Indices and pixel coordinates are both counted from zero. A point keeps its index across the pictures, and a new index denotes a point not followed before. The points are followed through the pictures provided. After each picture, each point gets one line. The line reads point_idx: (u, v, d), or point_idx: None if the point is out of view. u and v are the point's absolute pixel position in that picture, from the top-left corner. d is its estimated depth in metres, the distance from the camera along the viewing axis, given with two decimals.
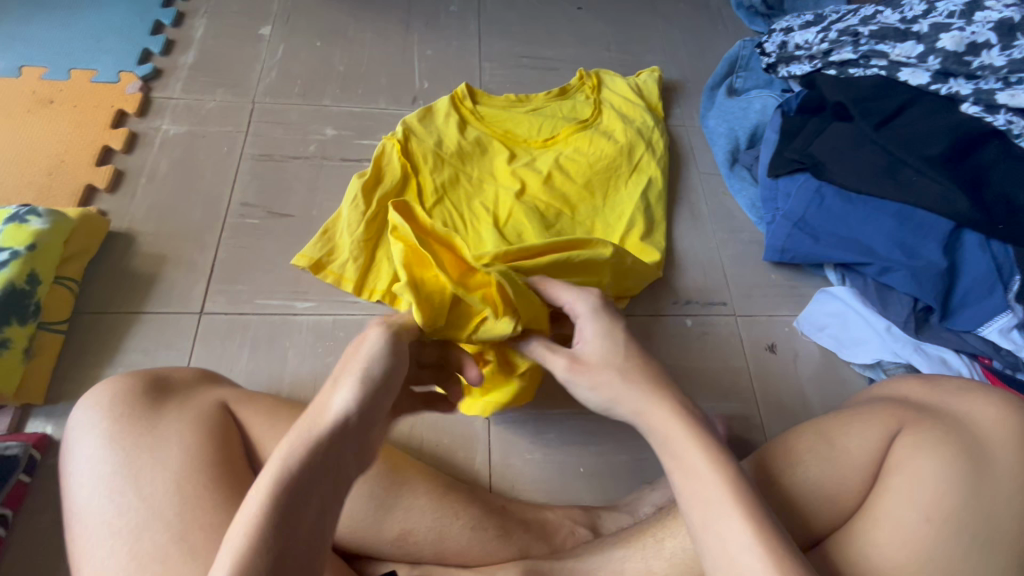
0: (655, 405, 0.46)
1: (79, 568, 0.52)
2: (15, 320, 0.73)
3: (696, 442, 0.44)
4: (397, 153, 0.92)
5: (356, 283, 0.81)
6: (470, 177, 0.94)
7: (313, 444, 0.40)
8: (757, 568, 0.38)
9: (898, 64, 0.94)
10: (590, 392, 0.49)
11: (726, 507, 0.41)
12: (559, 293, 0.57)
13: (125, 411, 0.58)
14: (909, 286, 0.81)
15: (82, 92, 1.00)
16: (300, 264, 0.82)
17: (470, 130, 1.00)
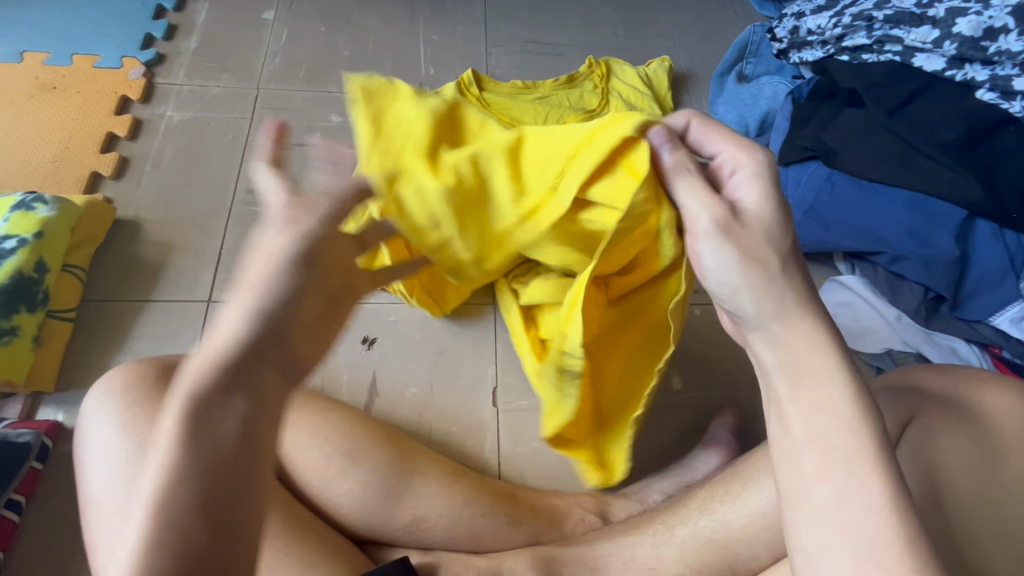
0: (799, 323, 0.42)
1: (95, 551, 0.53)
2: (24, 308, 0.73)
3: (842, 375, 0.40)
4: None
5: None
6: None
7: (213, 371, 0.34)
8: (886, 534, 0.34)
9: (913, 50, 0.92)
10: (728, 264, 0.45)
11: (852, 457, 0.37)
12: (717, 143, 0.51)
13: (138, 398, 0.58)
14: (920, 275, 0.82)
15: (85, 78, 0.98)
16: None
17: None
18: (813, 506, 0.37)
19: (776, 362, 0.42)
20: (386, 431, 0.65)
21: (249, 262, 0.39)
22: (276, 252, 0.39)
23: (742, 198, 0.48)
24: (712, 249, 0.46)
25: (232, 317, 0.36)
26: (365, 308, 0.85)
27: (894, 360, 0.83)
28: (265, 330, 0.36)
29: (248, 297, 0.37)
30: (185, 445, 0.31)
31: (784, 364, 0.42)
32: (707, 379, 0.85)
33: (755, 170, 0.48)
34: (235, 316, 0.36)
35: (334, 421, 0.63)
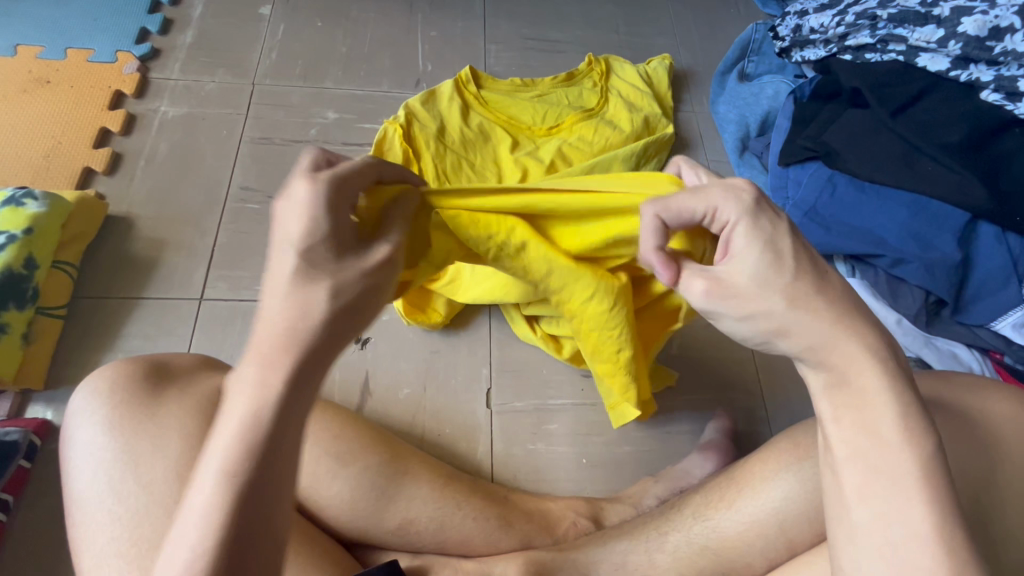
0: (842, 339, 0.39)
1: (79, 553, 0.52)
2: (13, 305, 0.72)
3: (888, 390, 0.38)
4: (399, 138, 0.91)
5: None
6: (472, 165, 0.92)
7: (242, 433, 0.35)
8: (924, 559, 0.35)
9: (918, 50, 0.91)
10: (742, 323, 0.41)
11: (898, 487, 0.37)
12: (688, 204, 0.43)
13: (125, 397, 0.58)
14: (922, 279, 0.80)
15: (79, 72, 0.98)
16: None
17: (474, 116, 0.97)
18: (852, 531, 0.38)
19: (820, 383, 0.41)
20: (376, 433, 0.64)
21: (301, 244, 0.38)
22: (368, 248, 0.41)
23: (737, 260, 0.41)
24: (726, 318, 0.42)
25: (290, 311, 0.37)
26: None
27: None
28: (328, 329, 0.38)
29: (269, 361, 0.36)
30: (243, 454, 0.35)
31: (827, 386, 0.40)
32: (704, 381, 0.84)
33: (737, 222, 0.42)
34: (256, 377, 0.36)
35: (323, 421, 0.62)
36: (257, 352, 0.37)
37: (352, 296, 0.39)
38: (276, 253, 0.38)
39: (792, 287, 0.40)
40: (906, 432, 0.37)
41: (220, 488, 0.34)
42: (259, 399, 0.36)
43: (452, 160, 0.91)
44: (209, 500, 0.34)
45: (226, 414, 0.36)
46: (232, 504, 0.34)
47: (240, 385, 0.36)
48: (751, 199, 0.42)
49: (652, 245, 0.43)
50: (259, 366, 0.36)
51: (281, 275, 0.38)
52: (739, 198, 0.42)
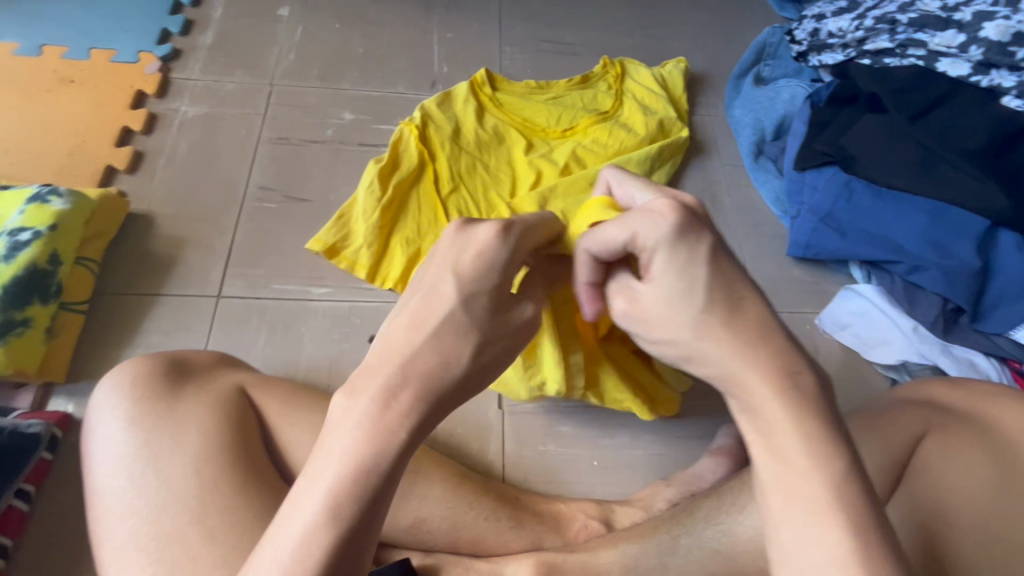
0: (746, 365, 0.38)
1: (100, 544, 0.53)
2: (37, 300, 0.74)
3: (796, 415, 0.37)
4: (414, 139, 0.92)
5: (370, 269, 0.84)
6: (487, 167, 0.92)
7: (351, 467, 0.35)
8: None
9: (937, 55, 0.90)
10: (658, 345, 0.42)
11: (809, 514, 0.35)
12: (608, 235, 0.44)
13: (146, 392, 0.59)
14: (939, 286, 0.79)
15: (102, 72, 0.99)
16: (314, 248, 0.86)
17: (488, 118, 0.98)
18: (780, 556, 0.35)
19: (737, 409, 0.39)
20: None
21: (470, 298, 0.40)
22: (513, 310, 0.43)
23: (652, 284, 0.42)
24: (644, 336, 0.43)
25: (436, 354, 0.38)
26: (373, 306, 0.85)
27: (908, 372, 0.82)
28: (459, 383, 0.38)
29: (389, 396, 0.36)
30: (356, 500, 0.34)
31: (744, 412, 0.38)
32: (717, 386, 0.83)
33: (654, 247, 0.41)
34: (366, 409, 0.36)
35: None
36: (379, 387, 0.36)
37: (491, 353, 0.40)
38: (437, 274, 0.41)
39: (700, 317, 0.40)
40: (812, 456, 0.36)
41: (324, 527, 0.34)
42: (372, 437, 0.35)
43: (466, 162, 0.92)
44: (313, 539, 0.33)
45: (334, 443, 0.35)
46: (337, 551, 0.34)
47: (353, 415, 0.36)
48: (670, 226, 0.41)
49: (583, 278, 0.47)
50: (378, 407, 0.36)
51: (438, 312, 0.39)
52: (656, 225, 0.41)
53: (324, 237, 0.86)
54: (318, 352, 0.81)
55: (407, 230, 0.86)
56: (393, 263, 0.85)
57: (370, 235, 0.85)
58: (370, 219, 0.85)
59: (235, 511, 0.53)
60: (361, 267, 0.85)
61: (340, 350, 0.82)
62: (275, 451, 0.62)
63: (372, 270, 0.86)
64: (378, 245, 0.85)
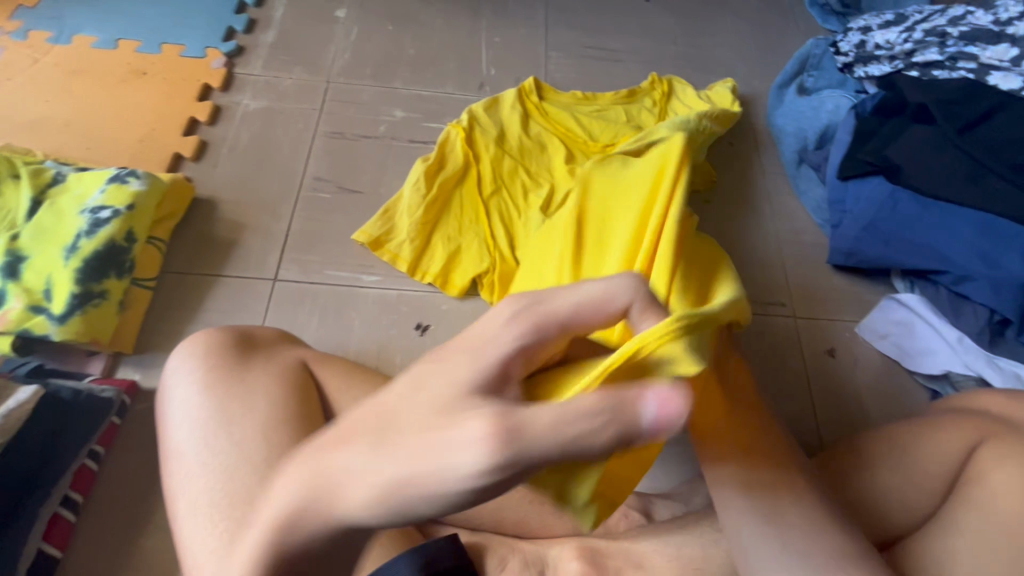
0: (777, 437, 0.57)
1: (174, 500, 0.57)
2: (113, 274, 0.78)
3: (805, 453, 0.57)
4: (461, 142, 0.94)
5: (411, 263, 0.87)
6: (529, 172, 0.95)
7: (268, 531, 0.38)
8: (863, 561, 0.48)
9: (989, 68, 0.90)
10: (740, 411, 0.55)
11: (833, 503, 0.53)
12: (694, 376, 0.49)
13: (217, 362, 0.62)
14: (987, 297, 0.80)
15: (172, 66, 1.05)
16: (360, 239, 0.89)
17: (533, 124, 1.00)
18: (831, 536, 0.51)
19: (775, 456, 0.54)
20: None
21: (414, 391, 0.35)
22: (458, 424, 0.32)
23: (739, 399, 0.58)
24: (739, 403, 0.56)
25: (343, 441, 0.35)
26: (420, 295, 0.88)
27: (952, 383, 0.82)
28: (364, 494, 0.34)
29: (301, 473, 0.36)
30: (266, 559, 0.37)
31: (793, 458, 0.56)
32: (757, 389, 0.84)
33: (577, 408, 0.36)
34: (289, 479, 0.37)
35: None
36: (301, 459, 0.37)
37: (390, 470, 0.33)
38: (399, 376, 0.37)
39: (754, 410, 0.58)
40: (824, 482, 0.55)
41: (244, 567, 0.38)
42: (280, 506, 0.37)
43: (509, 166, 0.94)
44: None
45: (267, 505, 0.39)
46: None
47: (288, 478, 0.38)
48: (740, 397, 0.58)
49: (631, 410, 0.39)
50: (293, 477, 0.37)
51: (387, 397, 0.36)
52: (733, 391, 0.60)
53: (370, 230, 0.89)
54: (368, 336, 0.84)
55: (450, 227, 0.89)
56: (433, 258, 0.88)
57: (413, 231, 0.88)
58: (417, 212, 0.89)
59: None
60: (403, 261, 0.88)
61: (387, 336, 0.85)
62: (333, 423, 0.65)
63: (413, 264, 0.89)
64: (421, 240, 0.88)
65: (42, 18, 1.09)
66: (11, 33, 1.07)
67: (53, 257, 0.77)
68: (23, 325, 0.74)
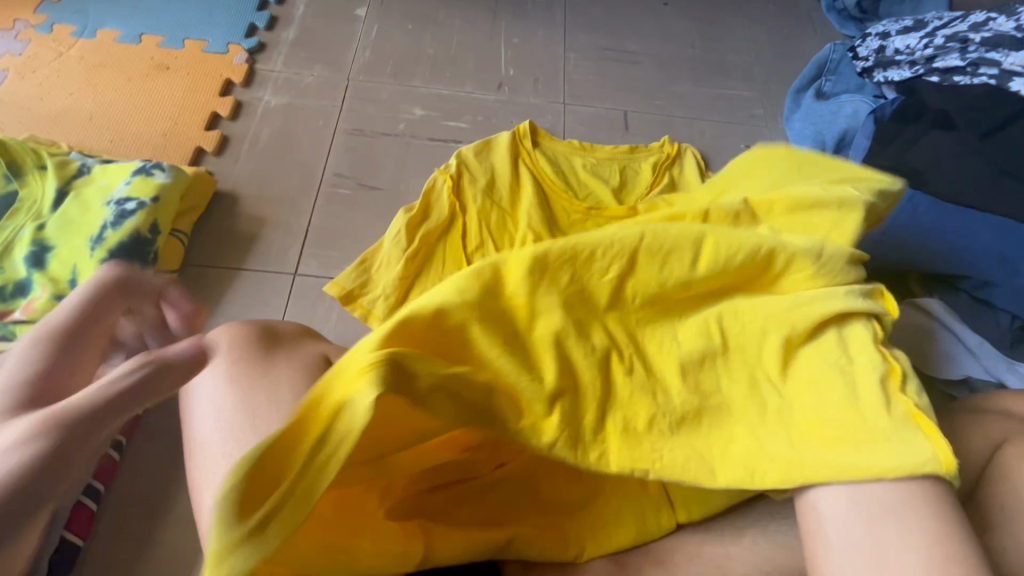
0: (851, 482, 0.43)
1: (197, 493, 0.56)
2: (137, 266, 0.79)
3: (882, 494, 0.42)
4: (448, 188, 0.89)
5: (383, 320, 0.80)
6: (515, 230, 0.87)
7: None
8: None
9: (1011, 74, 0.90)
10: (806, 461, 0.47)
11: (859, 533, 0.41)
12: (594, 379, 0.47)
13: (242, 355, 0.63)
14: (1011, 303, 0.80)
15: (195, 61, 1.06)
16: (331, 292, 0.81)
17: (524, 169, 0.93)
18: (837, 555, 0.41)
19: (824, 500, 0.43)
20: None
21: None
22: None
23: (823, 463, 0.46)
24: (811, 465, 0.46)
25: None
26: None
27: (971, 389, 0.82)
28: None
29: None
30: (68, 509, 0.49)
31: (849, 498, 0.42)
32: None
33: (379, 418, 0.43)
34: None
35: None
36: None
37: None
38: None
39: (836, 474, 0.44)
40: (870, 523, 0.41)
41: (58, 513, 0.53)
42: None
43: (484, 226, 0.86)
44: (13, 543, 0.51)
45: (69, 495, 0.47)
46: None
47: None
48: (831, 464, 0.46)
49: None
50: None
51: None
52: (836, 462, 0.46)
53: (343, 282, 0.82)
54: None
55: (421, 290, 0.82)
56: None
57: (390, 286, 0.81)
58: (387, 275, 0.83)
59: None
60: (375, 318, 0.80)
61: None
62: None
63: (385, 322, 0.81)
64: (397, 297, 0.81)
65: (67, 12, 1.10)
66: (37, 26, 1.08)
67: (79, 247, 0.78)
68: (49, 313, 0.74)
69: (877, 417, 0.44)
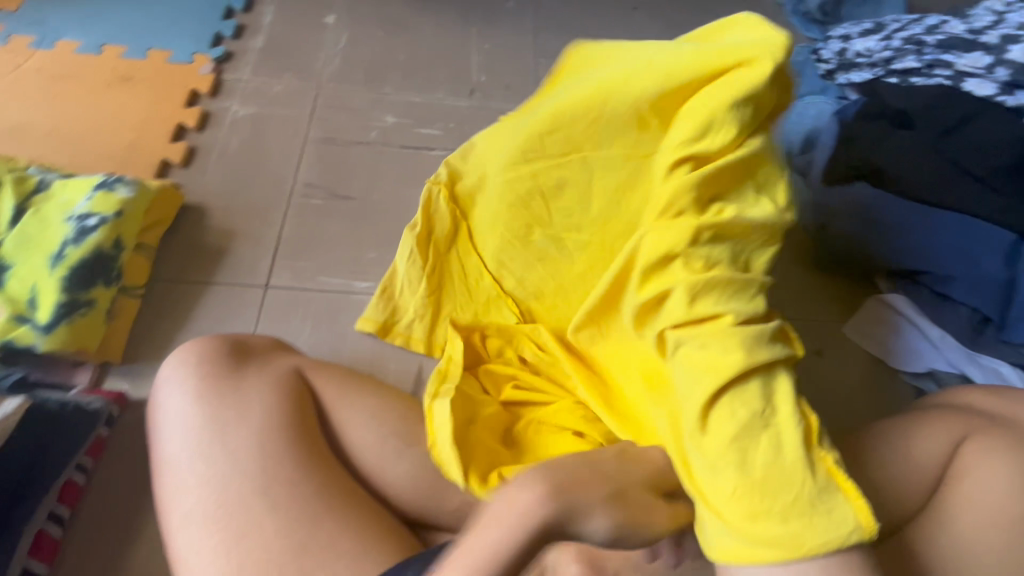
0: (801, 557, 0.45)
1: (167, 513, 0.56)
2: (101, 283, 0.77)
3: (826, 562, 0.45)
4: (445, 202, 0.74)
5: (425, 342, 0.80)
6: None
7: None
8: None
9: (965, 74, 0.93)
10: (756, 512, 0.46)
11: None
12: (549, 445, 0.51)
13: (211, 371, 0.61)
14: (966, 296, 0.83)
15: (159, 71, 1.04)
16: (365, 327, 0.81)
17: None
18: None
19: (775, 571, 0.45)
20: None
21: None
22: None
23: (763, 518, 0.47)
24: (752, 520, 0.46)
25: None
26: None
27: (935, 381, 0.84)
28: None
29: None
30: None
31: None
32: None
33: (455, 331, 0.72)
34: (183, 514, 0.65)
35: (390, 409, 0.65)
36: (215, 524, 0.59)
37: None
38: None
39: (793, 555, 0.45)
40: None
41: None
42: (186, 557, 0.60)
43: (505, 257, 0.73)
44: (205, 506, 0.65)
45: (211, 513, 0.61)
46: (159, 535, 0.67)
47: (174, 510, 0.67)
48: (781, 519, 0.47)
49: None
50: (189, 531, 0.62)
51: None
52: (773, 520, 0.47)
53: (372, 316, 0.81)
54: (362, 342, 0.84)
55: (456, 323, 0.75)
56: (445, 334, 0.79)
57: (420, 307, 0.79)
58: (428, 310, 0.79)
59: (298, 484, 0.57)
60: (417, 342, 0.80)
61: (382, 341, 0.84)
62: (326, 429, 0.64)
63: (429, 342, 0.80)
64: (428, 317, 0.79)
65: (24, 22, 1.07)
66: None
67: (39, 266, 0.76)
68: (9, 335, 0.72)
69: (803, 481, 0.45)
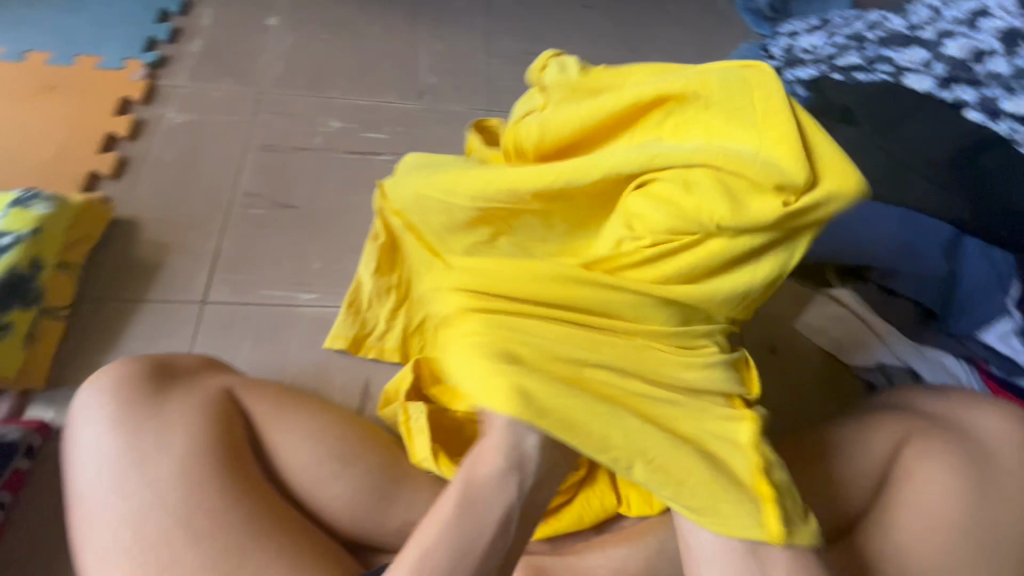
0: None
1: (83, 550, 0.53)
2: (17, 306, 0.72)
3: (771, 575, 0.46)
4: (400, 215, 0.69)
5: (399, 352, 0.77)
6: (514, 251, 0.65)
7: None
8: None
9: (905, 70, 0.94)
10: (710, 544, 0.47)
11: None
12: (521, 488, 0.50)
13: (130, 397, 0.58)
14: (913, 292, 0.79)
15: (87, 78, 0.99)
16: (336, 345, 0.78)
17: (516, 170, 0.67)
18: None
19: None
20: (380, 437, 0.66)
21: None
22: None
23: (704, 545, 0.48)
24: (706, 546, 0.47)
25: None
26: None
27: (884, 375, 0.85)
28: None
29: None
30: None
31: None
32: None
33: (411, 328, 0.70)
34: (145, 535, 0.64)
35: (327, 428, 0.63)
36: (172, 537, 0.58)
37: None
38: None
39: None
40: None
41: None
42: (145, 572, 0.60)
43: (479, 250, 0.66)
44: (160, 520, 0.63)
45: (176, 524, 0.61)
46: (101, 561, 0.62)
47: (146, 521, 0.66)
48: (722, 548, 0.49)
49: None
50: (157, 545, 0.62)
51: None
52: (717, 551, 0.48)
53: (343, 333, 0.78)
54: (306, 357, 0.81)
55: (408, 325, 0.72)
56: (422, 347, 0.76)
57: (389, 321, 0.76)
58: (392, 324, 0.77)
59: (223, 514, 0.53)
60: (391, 353, 0.77)
61: (327, 354, 0.81)
62: (259, 452, 0.61)
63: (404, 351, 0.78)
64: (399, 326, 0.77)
65: None
66: None
67: None
68: None
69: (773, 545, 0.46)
